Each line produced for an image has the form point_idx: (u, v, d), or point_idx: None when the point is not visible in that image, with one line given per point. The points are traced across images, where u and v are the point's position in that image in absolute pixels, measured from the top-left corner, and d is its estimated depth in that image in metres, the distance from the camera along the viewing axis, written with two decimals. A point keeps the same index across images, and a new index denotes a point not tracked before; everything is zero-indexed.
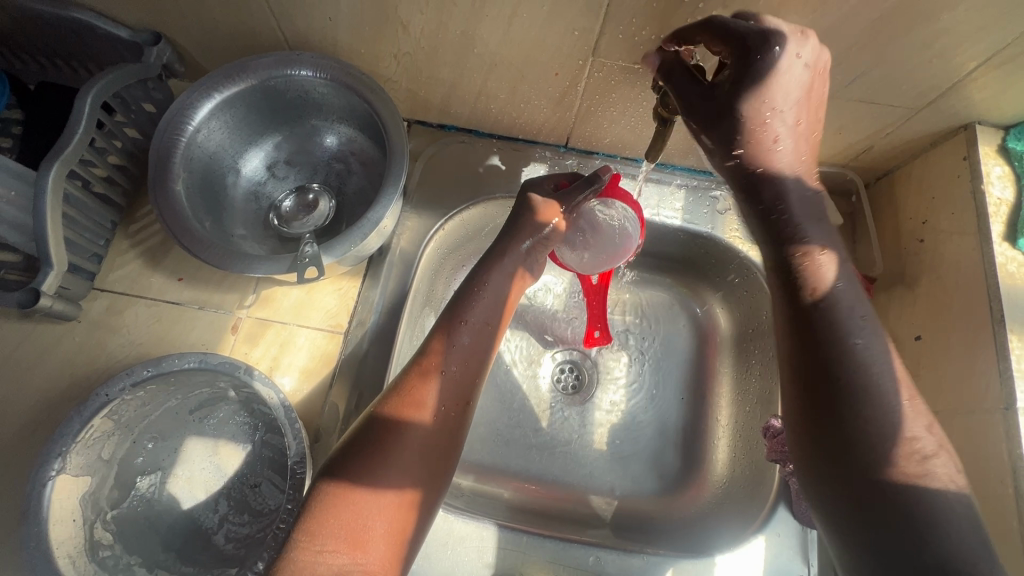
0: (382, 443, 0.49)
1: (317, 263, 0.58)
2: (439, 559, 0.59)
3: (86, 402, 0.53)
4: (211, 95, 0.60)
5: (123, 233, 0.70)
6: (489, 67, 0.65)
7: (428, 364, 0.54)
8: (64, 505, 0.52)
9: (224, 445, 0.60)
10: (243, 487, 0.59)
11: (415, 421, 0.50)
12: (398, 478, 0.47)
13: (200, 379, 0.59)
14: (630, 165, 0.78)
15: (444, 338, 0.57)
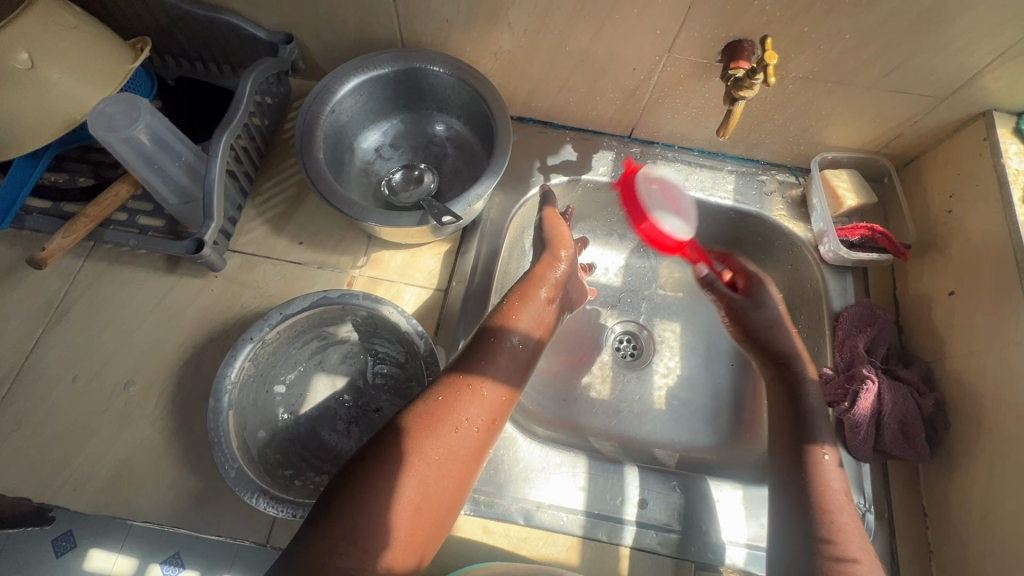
0: (474, 368, 0.59)
1: (445, 215, 0.68)
2: (539, 483, 0.67)
3: (238, 345, 0.61)
4: (347, 80, 0.71)
5: (251, 204, 0.80)
6: (576, 64, 0.76)
7: (510, 315, 0.65)
8: (236, 428, 0.59)
9: (343, 381, 0.70)
10: (368, 413, 0.68)
11: (498, 355, 0.61)
12: (483, 399, 0.57)
13: (317, 325, 0.68)
14: (686, 153, 0.89)
15: (524, 298, 0.67)
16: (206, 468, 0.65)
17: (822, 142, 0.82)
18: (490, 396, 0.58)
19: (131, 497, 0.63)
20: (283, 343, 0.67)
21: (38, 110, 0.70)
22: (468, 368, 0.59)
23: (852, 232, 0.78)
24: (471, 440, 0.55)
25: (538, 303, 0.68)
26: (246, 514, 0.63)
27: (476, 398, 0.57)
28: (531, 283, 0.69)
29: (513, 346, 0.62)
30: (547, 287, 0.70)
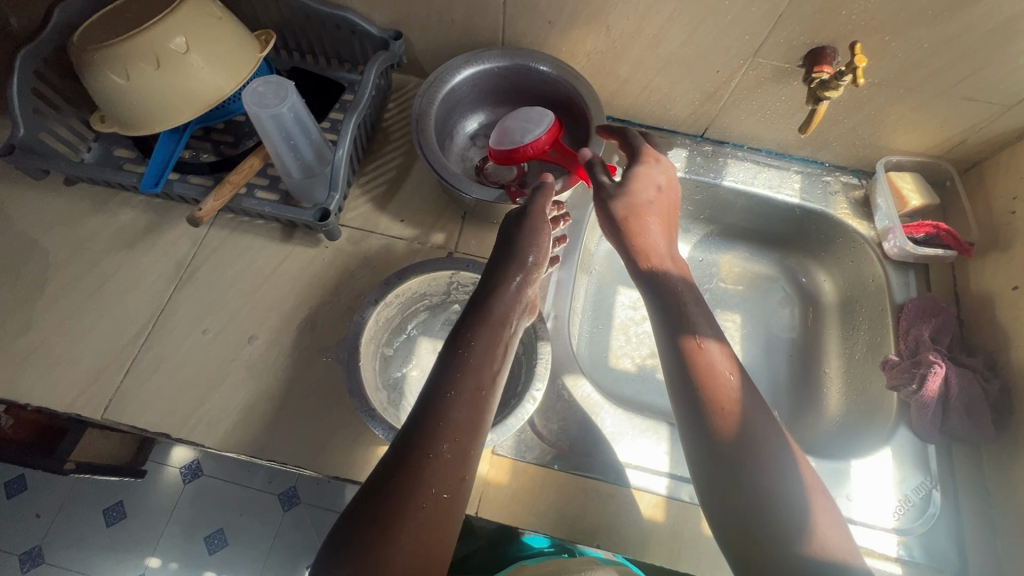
0: (437, 398, 0.53)
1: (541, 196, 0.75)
2: (624, 446, 0.72)
3: (364, 304, 0.69)
4: (458, 73, 0.79)
5: (357, 184, 0.87)
6: (662, 66, 0.83)
7: (468, 326, 0.58)
8: (367, 378, 0.68)
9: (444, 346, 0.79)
10: None
11: (471, 359, 0.55)
12: (451, 420, 0.51)
13: (424, 294, 0.77)
14: (754, 153, 0.95)
15: (486, 305, 0.60)
16: (323, 416, 0.72)
17: (886, 145, 0.88)
18: (456, 414, 0.52)
19: (257, 437, 0.70)
20: (395, 309, 0.76)
21: (160, 94, 0.75)
22: (432, 396, 0.53)
23: (918, 230, 0.83)
24: (461, 457, 0.50)
25: (505, 300, 0.61)
26: (359, 460, 0.70)
27: (445, 422, 0.51)
28: (497, 281, 0.62)
29: (484, 334, 0.57)
30: (523, 270, 0.63)
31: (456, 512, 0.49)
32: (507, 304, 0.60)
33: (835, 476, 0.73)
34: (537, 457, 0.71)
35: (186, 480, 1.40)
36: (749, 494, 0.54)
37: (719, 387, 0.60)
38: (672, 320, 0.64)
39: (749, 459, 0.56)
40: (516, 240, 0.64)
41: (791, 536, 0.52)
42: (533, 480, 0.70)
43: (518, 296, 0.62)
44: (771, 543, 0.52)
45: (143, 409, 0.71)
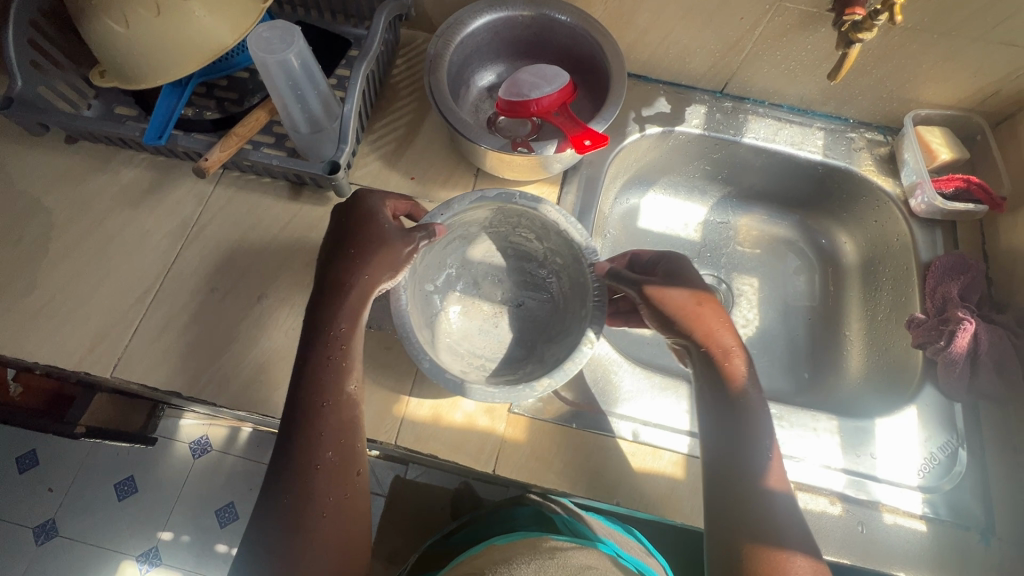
0: (313, 412, 0.56)
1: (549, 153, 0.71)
2: (643, 404, 0.71)
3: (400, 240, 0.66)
4: (475, 18, 0.76)
5: (366, 141, 0.85)
6: (683, 14, 0.80)
7: (329, 315, 0.59)
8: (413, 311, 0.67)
9: (484, 280, 0.79)
10: (512, 307, 0.78)
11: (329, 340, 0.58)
12: (329, 426, 0.56)
13: (466, 228, 0.75)
14: (776, 109, 0.92)
15: (340, 315, 0.59)
16: None
17: (914, 99, 0.85)
18: (325, 418, 0.56)
19: (269, 396, 0.69)
20: (440, 242, 0.74)
21: (138, 52, 0.72)
22: (304, 409, 0.57)
23: (948, 183, 0.80)
24: (342, 427, 0.57)
25: (348, 306, 0.59)
26: (373, 419, 0.68)
27: (322, 434, 0.56)
28: (340, 284, 0.60)
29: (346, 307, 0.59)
30: (366, 270, 0.60)
31: (356, 469, 0.57)
32: (350, 307, 0.59)
33: (860, 436, 0.71)
34: (555, 416, 0.69)
35: (196, 455, 1.40)
36: (738, 449, 0.60)
37: (732, 369, 0.63)
38: (682, 314, 0.64)
39: (744, 417, 0.61)
40: (352, 230, 0.62)
41: (735, 487, 0.59)
42: (551, 438, 0.68)
43: (372, 292, 0.60)
44: (744, 500, 0.58)
45: (152, 369, 0.69)
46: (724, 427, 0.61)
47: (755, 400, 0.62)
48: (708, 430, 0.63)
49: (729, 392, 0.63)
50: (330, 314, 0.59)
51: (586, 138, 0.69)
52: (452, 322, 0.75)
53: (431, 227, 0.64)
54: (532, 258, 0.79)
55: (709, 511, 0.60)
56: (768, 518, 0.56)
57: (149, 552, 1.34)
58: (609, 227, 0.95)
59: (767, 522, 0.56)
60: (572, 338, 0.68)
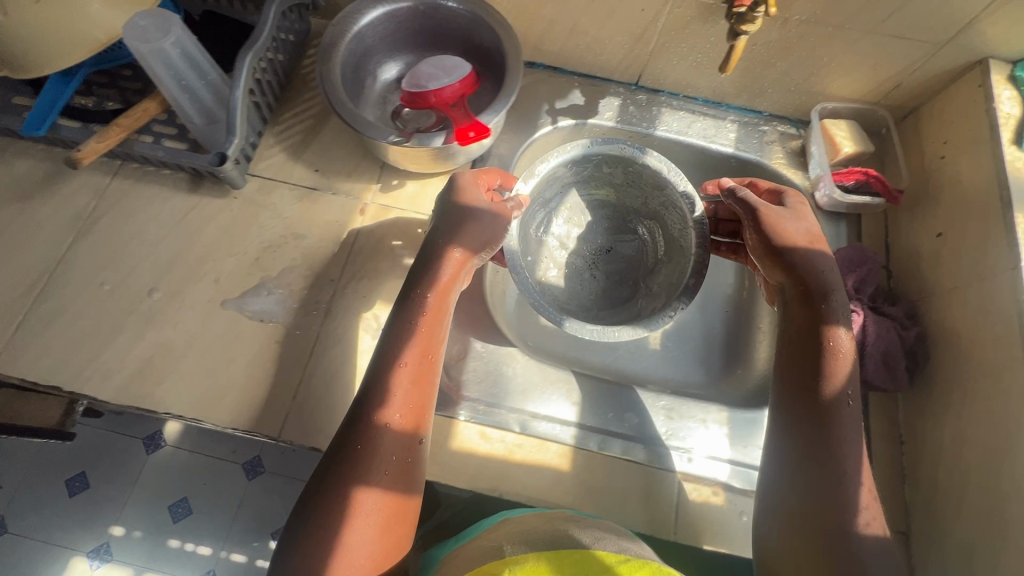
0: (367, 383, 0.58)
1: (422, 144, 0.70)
2: (535, 397, 0.71)
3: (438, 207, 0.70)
4: (375, 6, 0.75)
5: (271, 132, 0.84)
6: (586, 4, 0.79)
7: (408, 309, 0.61)
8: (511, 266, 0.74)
9: (574, 230, 0.89)
10: (600, 253, 0.88)
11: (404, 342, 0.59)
12: (411, 403, 0.57)
13: (553, 184, 0.83)
14: (691, 102, 0.92)
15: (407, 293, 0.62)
16: (223, 369, 0.70)
17: (822, 91, 0.85)
18: (386, 418, 0.55)
19: (154, 390, 0.68)
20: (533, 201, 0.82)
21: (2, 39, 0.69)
22: (379, 379, 0.57)
23: (848, 176, 0.80)
24: (405, 435, 0.55)
25: (428, 278, 0.62)
26: (260, 412, 0.68)
27: (382, 440, 0.54)
28: (426, 261, 0.63)
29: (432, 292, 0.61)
30: (465, 247, 0.64)
31: (414, 478, 0.55)
32: (434, 304, 0.61)
33: (749, 427, 0.72)
34: (442, 409, 0.69)
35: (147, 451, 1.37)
36: (798, 428, 0.60)
37: (838, 367, 0.62)
38: (823, 279, 0.65)
39: (837, 418, 0.59)
40: (439, 228, 0.65)
41: (830, 503, 0.56)
42: (439, 430, 0.68)
43: (465, 263, 0.64)
44: (832, 536, 0.55)
45: (35, 362, 0.68)
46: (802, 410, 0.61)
47: (841, 383, 0.61)
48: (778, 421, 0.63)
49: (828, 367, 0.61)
50: (416, 292, 0.61)
51: (471, 130, 0.69)
52: (548, 269, 0.85)
53: (519, 199, 0.69)
54: (628, 207, 0.88)
55: (782, 486, 0.60)
56: (845, 531, 0.55)
57: (100, 548, 1.31)
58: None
59: (840, 505, 0.56)
60: (676, 272, 0.79)
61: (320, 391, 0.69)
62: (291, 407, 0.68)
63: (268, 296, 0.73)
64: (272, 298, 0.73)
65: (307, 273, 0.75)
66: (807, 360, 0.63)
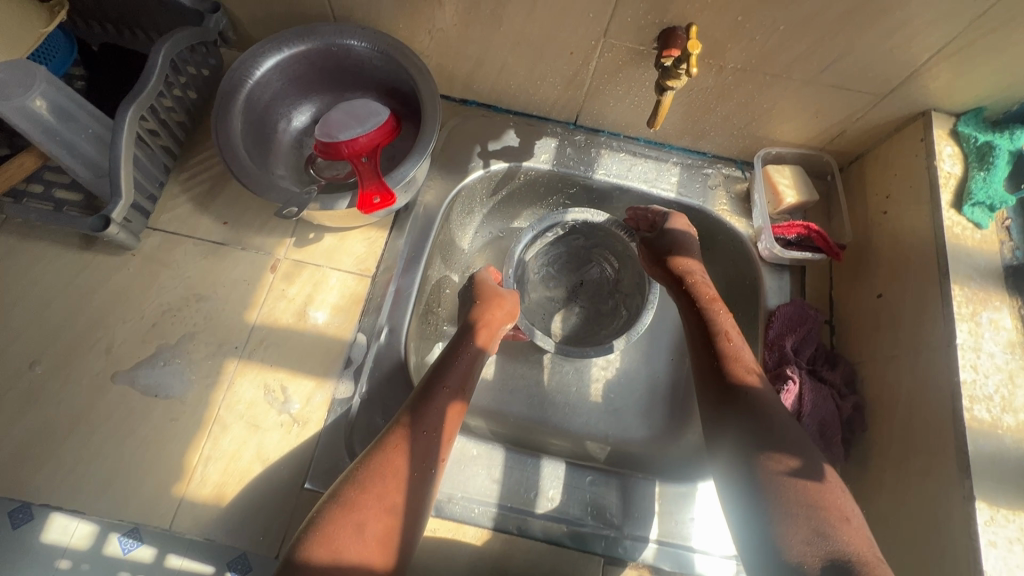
0: (355, 470, 0.55)
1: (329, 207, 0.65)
2: (453, 474, 0.67)
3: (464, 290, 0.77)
4: (278, 49, 0.69)
5: (175, 180, 0.77)
6: (512, 46, 0.73)
7: (411, 412, 0.59)
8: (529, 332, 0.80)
9: (562, 277, 0.92)
10: (586, 288, 0.91)
11: (406, 449, 0.56)
12: (372, 524, 0.52)
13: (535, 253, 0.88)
14: (632, 142, 0.87)
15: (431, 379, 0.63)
16: (110, 452, 0.64)
17: (766, 136, 0.80)
18: (347, 537, 0.50)
19: (32, 478, 0.62)
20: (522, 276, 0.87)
21: None
22: (375, 468, 0.55)
23: (789, 230, 0.77)
24: (366, 555, 0.50)
25: (455, 373, 0.64)
26: (151, 500, 0.62)
27: (345, 557, 0.49)
28: (441, 361, 0.65)
29: (437, 404, 0.60)
30: (475, 348, 0.67)
31: None
32: (437, 416, 0.60)
33: (681, 502, 0.68)
34: None
35: None
36: (765, 485, 0.55)
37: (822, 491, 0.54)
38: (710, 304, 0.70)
39: (819, 516, 0.52)
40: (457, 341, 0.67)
41: None
42: None
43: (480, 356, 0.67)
44: None
45: None
46: (755, 448, 0.58)
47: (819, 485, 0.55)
48: (731, 473, 0.59)
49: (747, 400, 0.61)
50: (433, 390, 0.61)
51: (376, 194, 0.65)
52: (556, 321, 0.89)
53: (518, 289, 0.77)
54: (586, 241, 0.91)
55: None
56: None
57: None
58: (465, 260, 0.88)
59: None
60: (636, 277, 0.90)
61: (217, 474, 0.64)
62: (185, 494, 0.63)
63: (164, 368, 0.67)
64: (168, 369, 0.68)
65: (208, 340, 0.70)
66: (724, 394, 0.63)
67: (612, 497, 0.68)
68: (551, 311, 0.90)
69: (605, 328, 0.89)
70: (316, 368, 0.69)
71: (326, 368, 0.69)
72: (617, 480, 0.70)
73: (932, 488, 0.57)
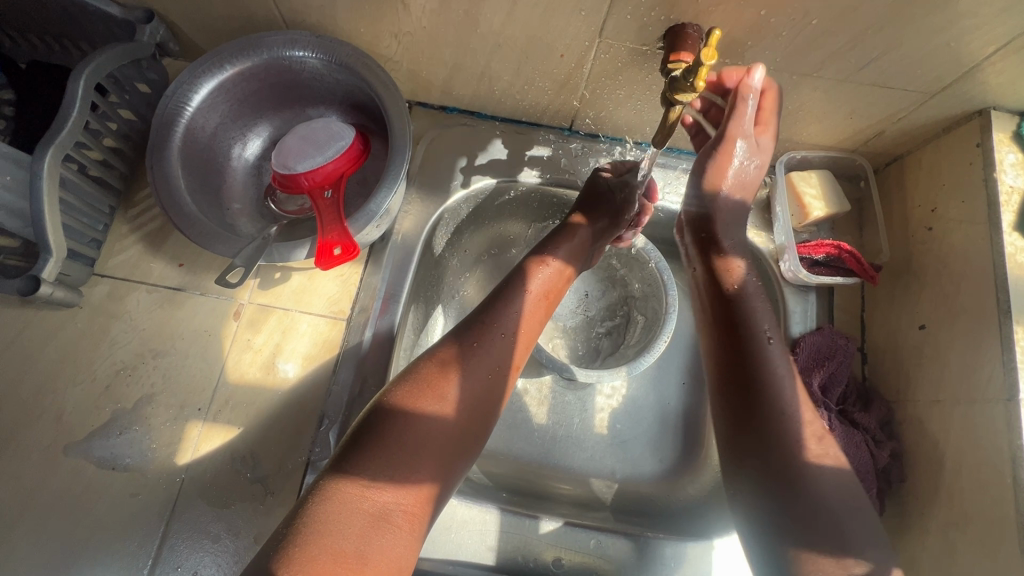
0: (390, 402, 0.50)
1: (283, 258, 0.59)
2: (443, 543, 0.62)
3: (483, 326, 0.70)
4: (222, 67, 0.60)
5: (121, 217, 0.69)
6: (492, 50, 0.62)
7: (476, 335, 0.55)
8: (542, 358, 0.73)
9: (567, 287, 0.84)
10: (592, 297, 0.84)
11: (462, 373, 0.52)
12: (416, 445, 0.48)
13: None
14: (636, 149, 0.77)
15: (435, 390, 0.50)
16: (65, 535, 0.58)
17: (790, 139, 0.69)
18: (387, 454, 0.46)
19: None
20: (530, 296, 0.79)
21: None
22: (427, 380, 0.51)
23: (817, 249, 0.67)
24: (405, 480, 0.46)
25: (532, 293, 0.60)
26: None
27: (379, 475, 0.45)
28: (457, 367, 0.52)
29: (500, 333, 0.56)
30: (531, 292, 0.60)
31: (394, 532, 0.44)
32: (499, 346, 0.55)
33: (695, 566, 0.64)
34: None
35: None
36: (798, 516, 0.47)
37: (826, 504, 0.48)
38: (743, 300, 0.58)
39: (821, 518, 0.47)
40: (522, 264, 0.63)
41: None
42: None
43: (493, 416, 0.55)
44: None
45: None
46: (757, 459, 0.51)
47: (828, 490, 0.49)
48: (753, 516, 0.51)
49: (760, 406, 0.52)
50: (500, 312, 0.57)
51: (336, 245, 0.59)
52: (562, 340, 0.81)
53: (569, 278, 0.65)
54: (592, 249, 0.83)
55: None
56: None
57: None
58: (456, 283, 0.79)
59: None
60: (646, 281, 0.78)
61: (187, 554, 0.58)
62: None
63: (120, 437, 0.61)
64: (125, 438, 0.61)
65: (168, 402, 0.63)
66: (736, 394, 0.55)
67: (628, 557, 0.64)
68: (569, 330, 0.82)
69: (619, 338, 0.80)
70: (289, 428, 0.63)
71: (301, 427, 0.63)
72: (638, 541, 0.65)
73: (989, 565, 0.50)
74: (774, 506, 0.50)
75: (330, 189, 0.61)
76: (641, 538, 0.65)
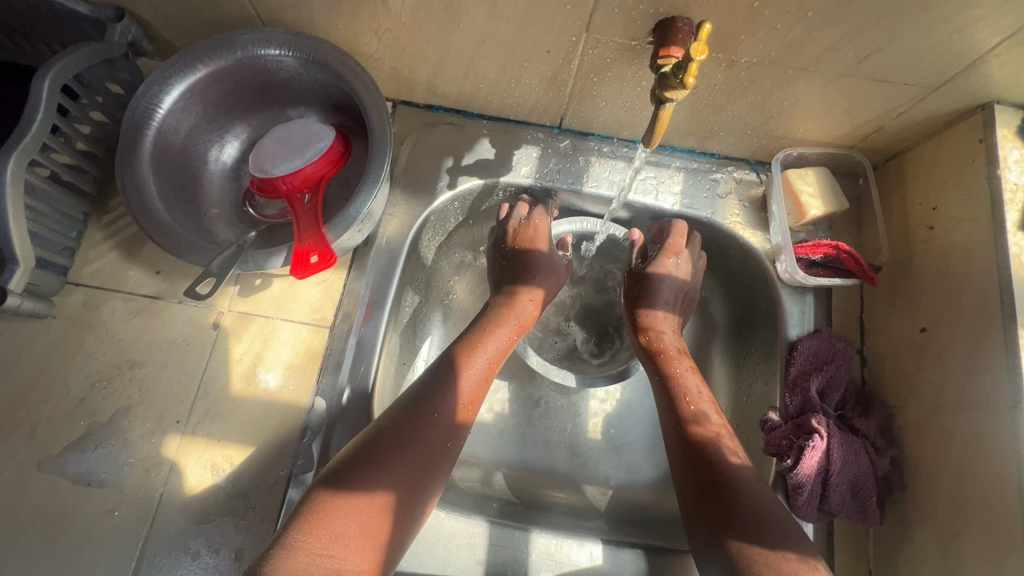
0: (341, 470, 0.48)
1: (261, 265, 0.56)
2: (430, 557, 0.60)
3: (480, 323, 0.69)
4: (194, 67, 0.58)
5: (96, 223, 0.67)
6: (476, 46, 0.60)
7: (429, 397, 0.54)
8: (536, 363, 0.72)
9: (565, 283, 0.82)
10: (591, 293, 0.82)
11: (415, 439, 0.51)
12: (367, 511, 0.46)
13: None
14: (628, 146, 0.74)
15: (387, 456, 0.49)
16: (39, 554, 0.56)
17: (787, 135, 0.67)
18: (339, 523, 0.45)
19: None
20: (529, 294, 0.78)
21: None
22: (380, 446, 0.50)
23: (814, 250, 0.65)
24: (355, 550, 0.44)
25: (486, 353, 0.60)
26: None
27: (331, 543, 0.43)
28: (408, 432, 0.51)
29: (452, 397, 0.55)
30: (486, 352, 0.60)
31: None
32: (451, 409, 0.54)
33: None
34: None
35: None
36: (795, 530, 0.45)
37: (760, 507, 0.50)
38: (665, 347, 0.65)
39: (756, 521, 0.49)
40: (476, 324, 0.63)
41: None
42: None
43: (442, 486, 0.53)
44: None
45: None
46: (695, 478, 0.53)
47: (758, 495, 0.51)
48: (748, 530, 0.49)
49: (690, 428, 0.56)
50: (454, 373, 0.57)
51: (314, 252, 0.57)
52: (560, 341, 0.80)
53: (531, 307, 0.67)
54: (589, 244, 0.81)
55: None
56: None
57: None
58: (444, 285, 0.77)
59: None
60: None
61: (165, 573, 0.56)
62: None
63: (96, 452, 0.59)
64: (101, 453, 0.59)
65: (146, 415, 0.61)
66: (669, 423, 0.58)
67: (622, 569, 0.62)
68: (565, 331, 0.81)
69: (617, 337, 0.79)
70: (270, 440, 0.61)
71: (282, 439, 0.61)
72: (631, 551, 0.63)
73: None
74: (720, 524, 0.50)
75: (307, 192, 0.59)
76: (634, 548, 0.63)
